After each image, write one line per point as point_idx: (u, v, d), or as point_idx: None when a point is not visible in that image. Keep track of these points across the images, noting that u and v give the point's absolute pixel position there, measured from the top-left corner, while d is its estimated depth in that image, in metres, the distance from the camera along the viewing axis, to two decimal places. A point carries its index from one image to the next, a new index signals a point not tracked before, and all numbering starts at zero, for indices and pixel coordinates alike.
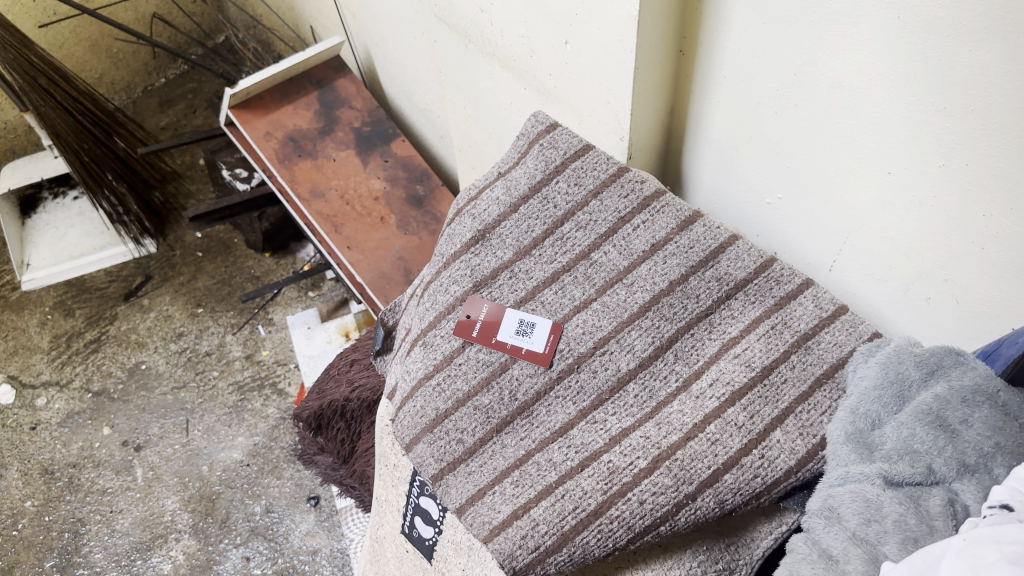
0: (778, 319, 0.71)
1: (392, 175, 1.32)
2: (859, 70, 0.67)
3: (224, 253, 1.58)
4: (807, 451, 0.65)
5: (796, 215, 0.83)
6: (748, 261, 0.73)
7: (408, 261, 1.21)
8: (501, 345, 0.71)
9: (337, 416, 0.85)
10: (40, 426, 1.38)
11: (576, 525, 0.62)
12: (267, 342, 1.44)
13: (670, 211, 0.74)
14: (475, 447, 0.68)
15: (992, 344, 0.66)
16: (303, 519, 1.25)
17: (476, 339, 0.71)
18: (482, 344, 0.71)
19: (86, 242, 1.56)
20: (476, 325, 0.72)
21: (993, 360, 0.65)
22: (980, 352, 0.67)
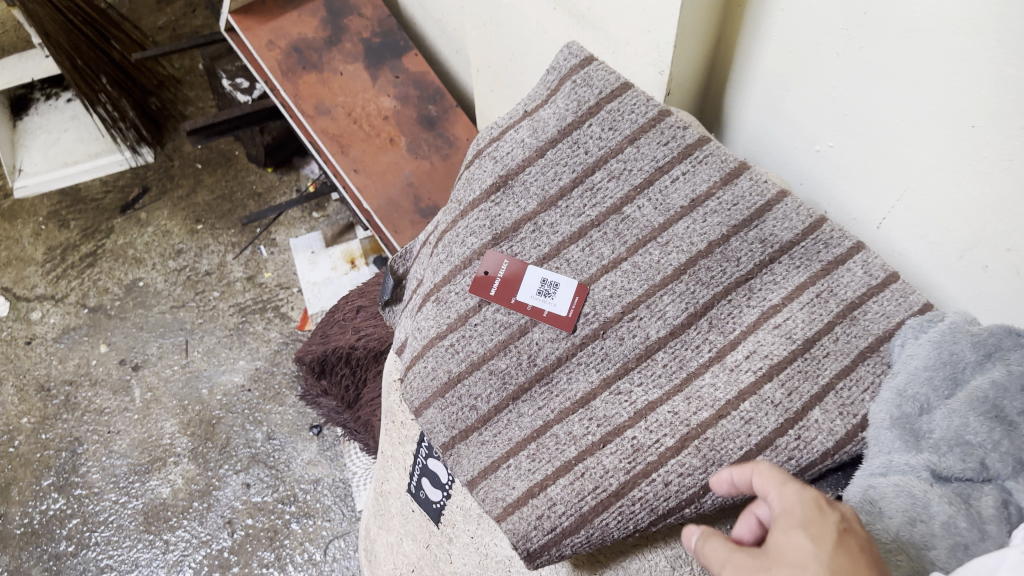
0: (823, 287, 0.64)
1: (403, 92, 1.23)
2: (940, 11, 0.59)
3: (224, 166, 1.51)
4: (846, 432, 0.60)
5: (847, 166, 0.76)
6: (796, 221, 0.66)
7: (418, 188, 1.14)
8: (519, 306, 0.65)
9: (341, 362, 0.80)
10: (35, 341, 1.33)
11: (596, 506, 0.58)
12: (269, 264, 1.38)
13: (714, 161, 0.67)
14: (490, 415, 0.63)
15: None
16: (305, 447, 1.22)
17: (490, 297, 0.65)
18: (498, 303, 0.65)
19: (80, 148, 1.49)
20: (490, 280, 0.66)
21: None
22: None
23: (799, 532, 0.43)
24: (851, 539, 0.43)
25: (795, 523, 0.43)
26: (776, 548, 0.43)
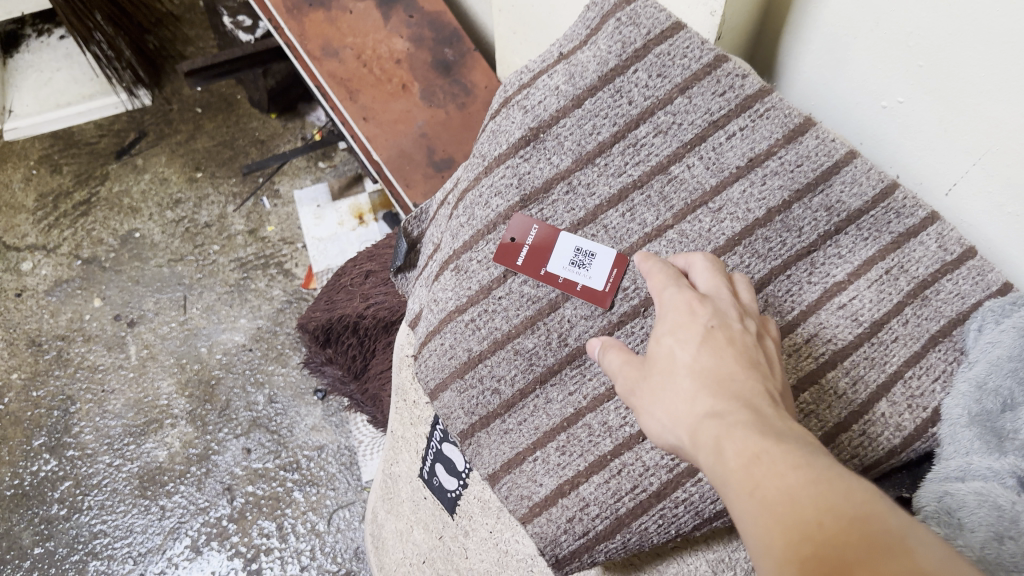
0: (893, 262, 0.57)
1: (417, 34, 1.13)
2: None
3: (226, 111, 1.41)
4: (915, 428, 0.54)
5: (917, 126, 0.67)
6: (866, 186, 0.58)
7: (432, 139, 1.05)
8: (550, 275, 0.57)
9: (348, 331, 0.73)
10: (25, 293, 1.26)
11: (634, 508, 0.51)
12: (273, 217, 1.31)
13: (776, 116, 0.59)
14: (514, 400, 0.56)
15: None
16: (308, 412, 1.17)
17: (516, 265, 0.57)
18: (525, 271, 0.57)
19: (73, 89, 1.40)
20: (516, 246, 0.58)
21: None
22: None
23: (669, 337, 0.43)
24: (719, 335, 0.43)
25: (667, 330, 0.44)
26: (651, 357, 0.44)
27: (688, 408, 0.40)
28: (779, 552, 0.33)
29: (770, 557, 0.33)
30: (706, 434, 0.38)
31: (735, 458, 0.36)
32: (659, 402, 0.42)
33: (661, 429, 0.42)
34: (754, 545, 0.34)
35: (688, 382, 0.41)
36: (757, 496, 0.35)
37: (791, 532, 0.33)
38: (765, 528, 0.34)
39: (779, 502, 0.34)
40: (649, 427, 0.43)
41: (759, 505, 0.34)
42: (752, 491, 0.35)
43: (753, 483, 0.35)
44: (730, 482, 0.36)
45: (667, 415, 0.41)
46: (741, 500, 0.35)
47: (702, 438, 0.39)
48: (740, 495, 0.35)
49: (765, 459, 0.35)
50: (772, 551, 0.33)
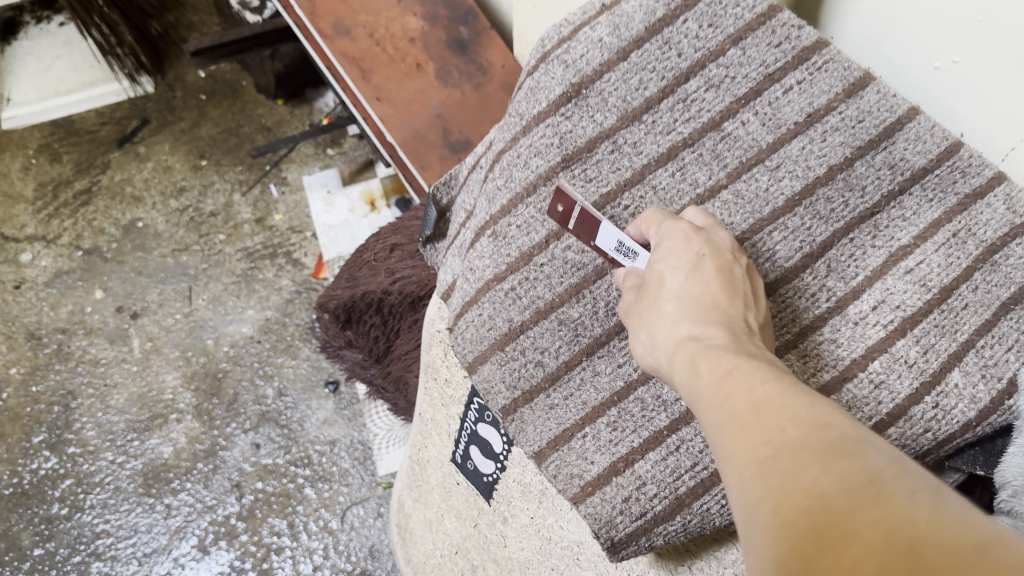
0: (961, 225, 0.52)
1: (431, 12, 1.09)
2: None
3: (230, 97, 1.36)
4: (991, 400, 0.49)
5: (975, 86, 0.60)
6: (931, 144, 0.53)
7: (447, 120, 1.01)
8: (580, 246, 0.51)
9: (371, 309, 0.69)
10: (24, 285, 1.22)
11: (695, 488, 0.46)
12: (280, 205, 1.26)
13: (836, 69, 0.54)
14: (559, 374, 0.51)
15: None
16: (320, 406, 1.12)
17: (556, 217, 0.53)
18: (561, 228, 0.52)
19: (73, 76, 1.36)
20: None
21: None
22: None
23: (660, 267, 0.44)
24: (709, 265, 0.43)
25: (658, 259, 0.45)
26: (642, 288, 0.45)
27: (671, 335, 0.41)
28: (736, 459, 0.32)
29: (729, 464, 0.33)
30: (683, 358, 0.39)
31: (708, 375, 0.36)
32: (649, 329, 0.43)
33: (650, 356, 0.42)
34: (718, 456, 0.34)
35: (675, 310, 0.42)
36: (722, 410, 0.34)
37: (746, 438, 0.32)
38: (727, 437, 0.33)
39: (741, 414, 0.33)
40: (639, 356, 0.43)
41: (722, 417, 0.34)
42: (720, 404, 0.35)
43: (721, 398, 0.35)
44: (700, 400, 0.36)
45: (655, 341, 0.42)
46: (709, 414, 0.35)
47: (681, 360, 0.39)
48: (709, 410, 0.35)
49: (737, 375, 0.35)
50: (731, 459, 0.33)
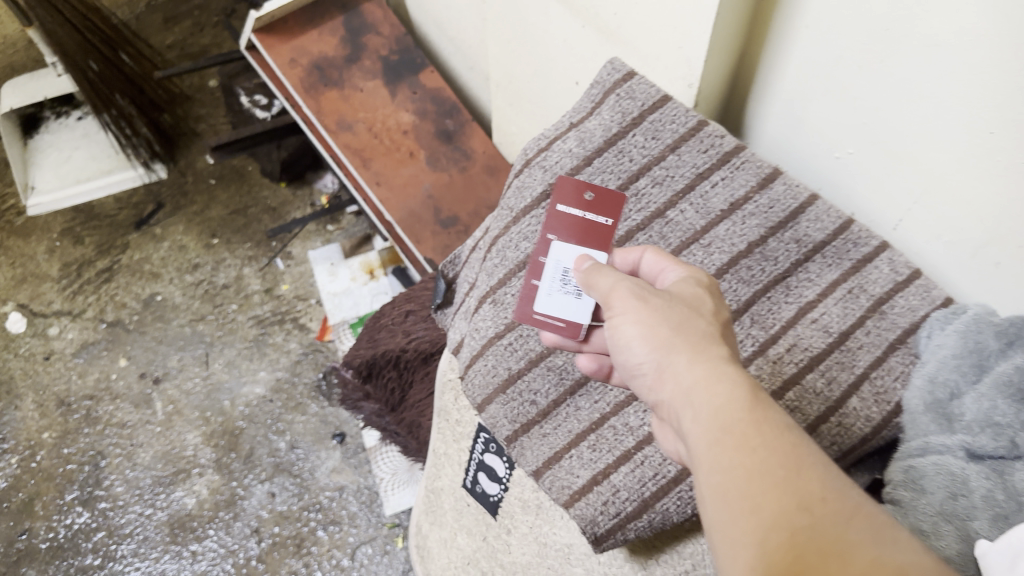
0: (854, 283, 0.69)
1: (421, 108, 1.26)
2: (963, 31, 0.60)
3: (237, 182, 1.53)
4: (882, 418, 0.65)
5: (867, 172, 0.77)
6: (827, 222, 0.71)
7: (438, 200, 1.17)
8: (549, 249, 0.60)
9: (389, 365, 0.84)
10: (53, 356, 1.34)
11: (657, 491, 0.60)
12: (286, 276, 1.41)
13: (750, 167, 0.72)
14: (549, 409, 0.67)
15: None
16: (328, 456, 1.25)
17: (568, 205, 0.60)
18: (558, 217, 0.60)
19: (92, 165, 1.51)
20: (585, 201, 0.60)
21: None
22: None
23: (692, 299, 0.48)
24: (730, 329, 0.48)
25: (690, 294, 0.49)
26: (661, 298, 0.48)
27: (703, 350, 0.44)
28: (775, 502, 0.37)
29: (763, 501, 0.38)
30: (719, 379, 0.42)
31: (748, 412, 0.40)
32: (675, 330, 0.45)
33: (660, 350, 0.45)
34: (738, 489, 0.38)
35: (708, 334, 0.46)
36: (762, 451, 0.39)
37: (793, 490, 0.37)
38: (763, 476, 0.38)
39: (786, 465, 0.38)
40: (643, 342, 0.46)
41: (762, 459, 0.39)
42: (756, 444, 0.39)
43: (759, 438, 0.39)
44: (731, 429, 0.40)
45: (674, 338, 0.45)
46: (742, 448, 0.39)
47: (718, 376, 0.42)
48: (740, 443, 0.39)
49: (780, 431, 0.40)
50: (767, 497, 0.38)
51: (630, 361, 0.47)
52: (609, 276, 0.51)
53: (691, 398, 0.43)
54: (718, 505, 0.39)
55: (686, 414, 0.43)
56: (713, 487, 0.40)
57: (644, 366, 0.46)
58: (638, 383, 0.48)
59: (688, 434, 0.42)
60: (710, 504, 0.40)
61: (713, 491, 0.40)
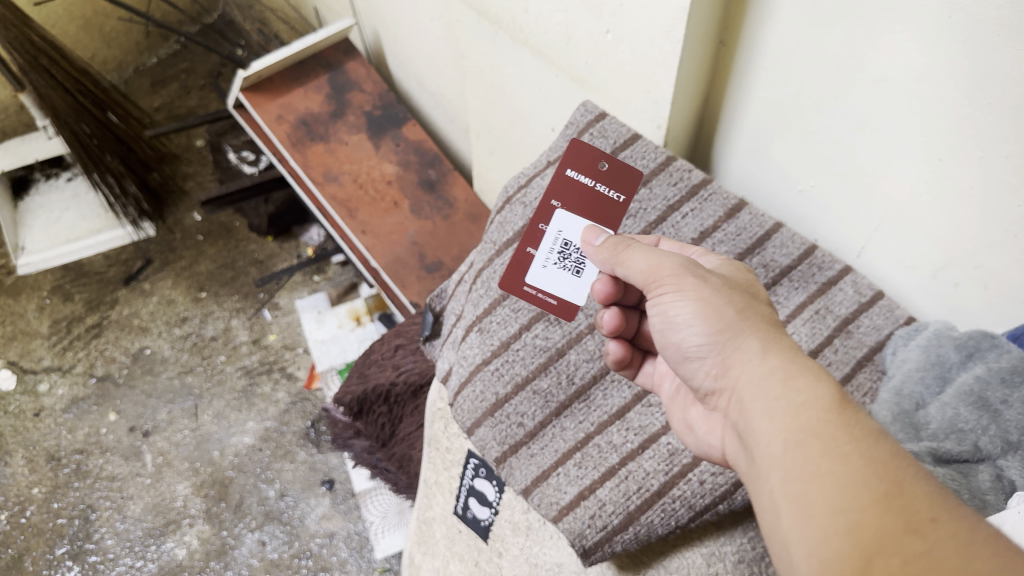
0: (821, 305, 0.73)
1: (404, 159, 1.31)
2: (904, 66, 0.63)
3: (225, 237, 1.57)
4: None
5: (828, 202, 0.80)
6: (792, 248, 0.76)
7: (423, 246, 1.21)
8: (553, 217, 0.66)
9: (379, 400, 0.87)
10: (43, 412, 1.35)
11: (641, 504, 0.63)
12: (274, 326, 1.44)
13: (717, 199, 0.78)
14: (536, 430, 0.69)
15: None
16: (318, 503, 1.24)
17: (579, 172, 0.66)
18: (565, 183, 0.66)
19: (82, 226, 1.54)
20: (597, 171, 0.66)
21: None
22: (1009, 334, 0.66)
23: (765, 312, 0.52)
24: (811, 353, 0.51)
25: (762, 304, 0.53)
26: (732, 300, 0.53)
27: (769, 340, 0.49)
28: (873, 514, 0.38)
29: (858, 515, 0.38)
30: (796, 375, 0.46)
31: (836, 422, 0.42)
32: (733, 311, 0.51)
33: (723, 330, 0.51)
34: (829, 496, 0.40)
35: (766, 322, 0.51)
36: (855, 463, 0.40)
37: (894, 506, 0.38)
38: (857, 485, 0.39)
39: (881, 478, 0.39)
40: (704, 321, 0.52)
41: (856, 472, 0.40)
42: (846, 454, 0.41)
43: (852, 452, 0.41)
44: (818, 435, 0.42)
45: (738, 322, 0.50)
46: (832, 459, 0.41)
47: (786, 361, 0.47)
48: (829, 454, 0.41)
49: (871, 443, 0.41)
50: (863, 510, 0.38)
51: (686, 336, 0.53)
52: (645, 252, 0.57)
53: (766, 389, 0.47)
54: (807, 517, 0.40)
55: (761, 405, 0.47)
56: (802, 500, 0.41)
57: (704, 344, 0.52)
58: (695, 364, 0.53)
59: (774, 446, 0.44)
60: (798, 518, 0.41)
61: (801, 502, 0.41)
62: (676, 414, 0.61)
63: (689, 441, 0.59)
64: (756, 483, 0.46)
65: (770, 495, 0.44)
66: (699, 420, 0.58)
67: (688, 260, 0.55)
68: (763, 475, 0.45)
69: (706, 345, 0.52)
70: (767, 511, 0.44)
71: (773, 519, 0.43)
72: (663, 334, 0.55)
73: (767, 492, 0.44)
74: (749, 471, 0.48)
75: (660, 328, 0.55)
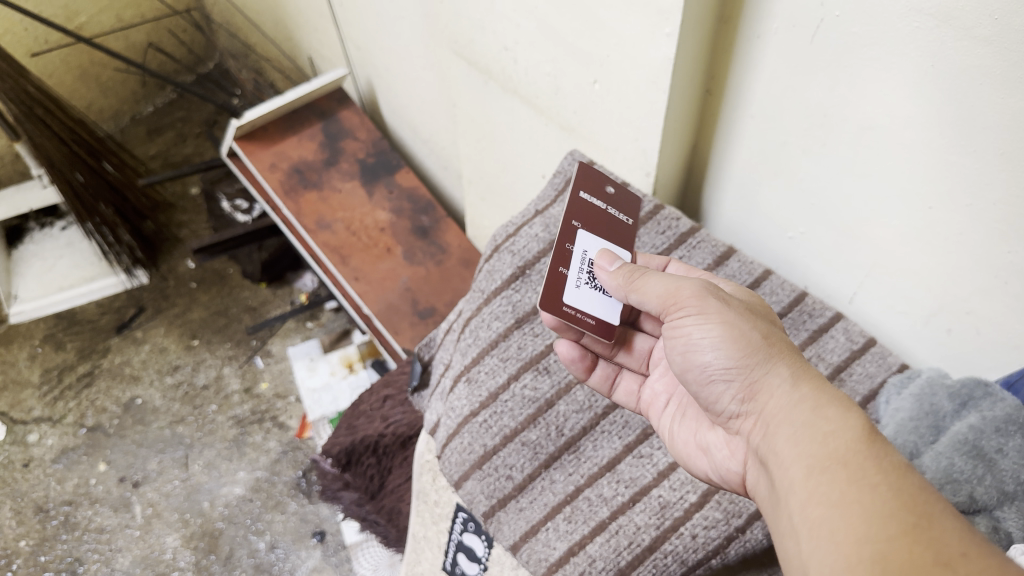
0: (812, 353, 0.73)
1: (397, 206, 1.31)
2: (889, 113, 0.63)
3: (218, 284, 1.57)
4: None
5: (819, 248, 0.80)
6: (782, 295, 0.75)
7: (416, 292, 1.20)
8: (577, 236, 0.63)
9: (368, 451, 0.87)
10: (32, 463, 1.33)
11: (632, 560, 0.61)
12: (266, 374, 1.43)
13: (706, 247, 0.78)
14: (525, 483, 0.68)
15: (1016, 374, 0.64)
16: (309, 555, 1.22)
17: (591, 195, 0.67)
18: (581, 203, 0.66)
19: (75, 274, 1.54)
20: (608, 195, 0.68)
21: (1020, 392, 0.63)
22: (1003, 382, 0.65)
23: (781, 333, 0.52)
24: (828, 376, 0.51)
25: (778, 326, 0.53)
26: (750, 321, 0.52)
27: (798, 366, 0.49)
28: (897, 545, 0.37)
29: (884, 544, 0.38)
30: (825, 405, 0.46)
31: (864, 451, 0.42)
32: (756, 334, 0.51)
33: (752, 355, 0.50)
34: (855, 527, 0.39)
35: (789, 347, 0.51)
36: (884, 493, 0.40)
37: (922, 538, 0.37)
38: (885, 516, 0.39)
39: (910, 511, 0.39)
40: (730, 347, 0.51)
41: (885, 503, 0.39)
42: (873, 484, 0.41)
43: (881, 482, 0.41)
44: (847, 464, 0.42)
45: (764, 345, 0.50)
46: (860, 487, 0.41)
47: (817, 390, 0.48)
48: (857, 482, 0.41)
49: (901, 475, 0.41)
50: (891, 540, 0.38)
51: (708, 359, 0.52)
52: (659, 279, 0.56)
53: (794, 417, 0.47)
54: (829, 545, 0.40)
55: (792, 430, 0.47)
56: (827, 526, 0.41)
57: (730, 369, 0.51)
58: (719, 389, 0.53)
59: (801, 471, 0.45)
60: (820, 544, 0.41)
61: (825, 532, 0.41)
62: (683, 437, 0.60)
63: (702, 464, 0.59)
64: (777, 507, 0.46)
65: (792, 521, 0.44)
66: (717, 443, 0.57)
67: (706, 282, 0.54)
68: (786, 500, 0.45)
69: (728, 368, 0.51)
70: (788, 537, 0.44)
71: (794, 546, 0.43)
72: (683, 358, 0.54)
73: (788, 516, 0.44)
74: (769, 495, 0.48)
75: (677, 352, 0.54)
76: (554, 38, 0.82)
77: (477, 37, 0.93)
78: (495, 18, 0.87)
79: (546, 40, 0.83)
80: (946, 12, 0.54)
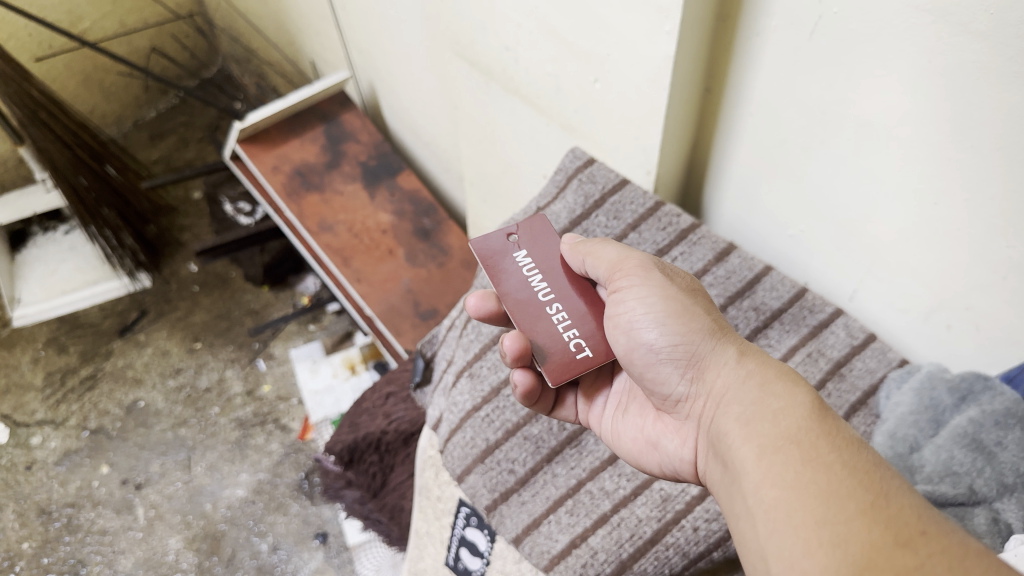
0: (813, 347, 0.73)
1: (399, 209, 1.32)
2: (888, 111, 0.64)
3: (220, 287, 1.58)
4: None
5: (817, 244, 0.80)
6: (782, 291, 0.76)
7: (418, 294, 1.21)
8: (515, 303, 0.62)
9: (370, 448, 0.88)
10: (35, 465, 1.34)
11: (634, 553, 0.62)
12: (268, 376, 1.43)
13: (706, 243, 0.79)
14: (527, 477, 0.69)
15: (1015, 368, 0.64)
16: (311, 556, 1.22)
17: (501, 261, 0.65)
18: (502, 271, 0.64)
19: (78, 277, 1.54)
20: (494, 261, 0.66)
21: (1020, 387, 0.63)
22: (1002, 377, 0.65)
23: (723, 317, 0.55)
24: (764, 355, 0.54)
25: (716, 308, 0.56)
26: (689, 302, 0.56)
27: (742, 345, 0.52)
28: (857, 527, 0.38)
29: (843, 526, 0.39)
30: (774, 380, 0.48)
31: (810, 429, 0.44)
32: (694, 310, 0.54)
33: (695, 331, 0.53)
34: (810, 508, 0.40)
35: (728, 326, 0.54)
36: (839, 473, 0.41)
37: (880, 517, 0.38)
38: (842, 496, 0.40)
39: (868, 490, 0.40)
40: (674, 322, 0.53)
41: (840, 482, 0.41)
42: (829, 464, 0.42)
43: (835, 462, 0.42)
44: (801, 443, 0.43)
45: (706, 322, 0.53)
46: (815, 467, 0.42)
47: (753, 363, 0.50)
48: (812, 463, 0.42)
49: (850, 453, 0.42)
50: (849, 522, 0.39)
51: (649, 337, 0.54)
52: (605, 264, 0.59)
53: (745, 394, 0.49)
54: (786, 527, 0.41)
55: (741, 409, 0.48)
56: (782, 508, 0.41)
57: (674, 346, 0.53)
58: (666, 370, 0.55)
59: (751, 452, 0.46)
60: (776, 526, 0.41)
61: (781, 514, 0.41)
62: (630, 435, 0.60)
63: (654, 460, 0.59)
64: (733, 488, 0.46)
65: (746, 504, 0.44)
66: (668, 434, 0.57)
67: (652, 261, 0.58)
68: (740, 482, 0.45)
69: (670, 343, 0.54)
70: (742, 518, 0.44)
71: (747, 526, 0.44)
72: (625, 343, 0.56)
73: (741, 498, 0.45)
74: (722, 479, 0.49)
75: (621, 335, 0.56)
76: (555, 37, 0.82)
77: (479, 37, 0.94)
78: (497, 18, 0.88)
79: (547, 39, 0.84)
80: (943, 8, 0.55)
